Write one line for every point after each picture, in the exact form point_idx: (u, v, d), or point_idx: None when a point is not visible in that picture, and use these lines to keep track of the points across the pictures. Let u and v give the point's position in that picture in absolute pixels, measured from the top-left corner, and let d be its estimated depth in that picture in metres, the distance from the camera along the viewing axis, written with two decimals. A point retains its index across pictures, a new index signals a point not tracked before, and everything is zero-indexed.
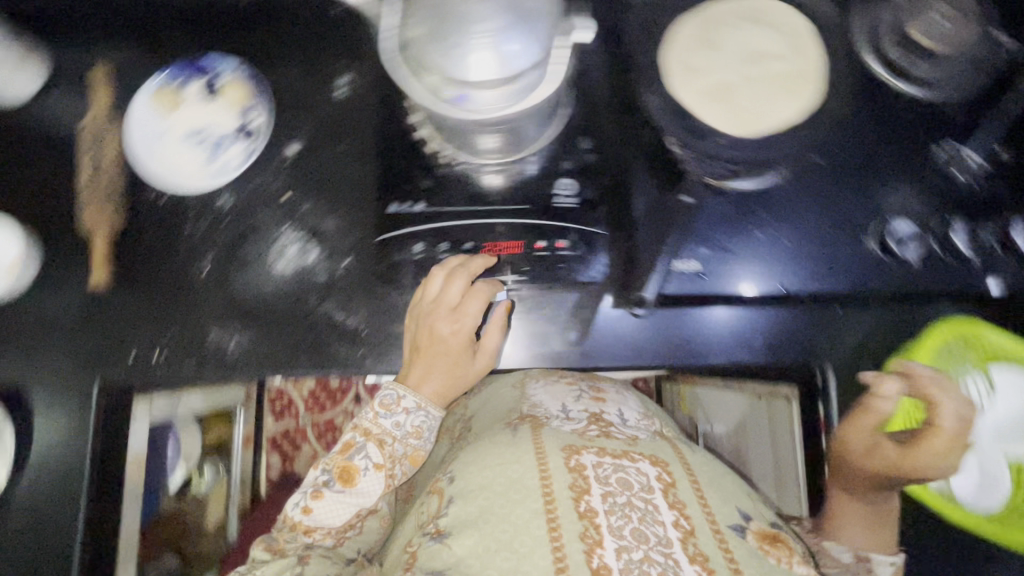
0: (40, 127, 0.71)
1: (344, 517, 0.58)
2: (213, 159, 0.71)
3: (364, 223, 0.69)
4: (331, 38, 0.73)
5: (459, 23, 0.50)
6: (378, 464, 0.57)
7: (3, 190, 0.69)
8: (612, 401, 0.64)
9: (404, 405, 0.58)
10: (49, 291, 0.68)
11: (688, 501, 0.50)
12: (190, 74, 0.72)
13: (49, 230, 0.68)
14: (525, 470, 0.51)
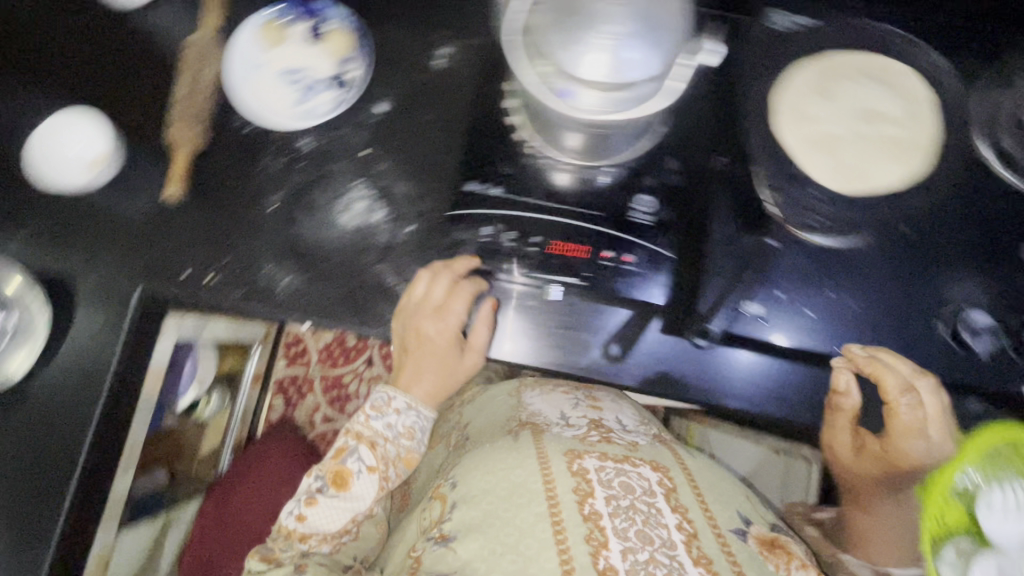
0: (146, 36, 0.72)
1: (336, 521, 0.69)
2: (303, 101, 0.72)
3: (435, 195, 0.70)
4: (442, 8, 0.74)
5: (587, 20, 0.49)
6: (371, 466, 0.67)
7: (100, 86, 0.70)
8: (607, 409, 0.86)
9: (395, 407, 0.67)
10: (122, 194, 0.69)
11: (688, 505, 0.64)
12: (299, 15, 0.73)
13: (135, 135, 0.70)
14: (531, 475, 0.66)
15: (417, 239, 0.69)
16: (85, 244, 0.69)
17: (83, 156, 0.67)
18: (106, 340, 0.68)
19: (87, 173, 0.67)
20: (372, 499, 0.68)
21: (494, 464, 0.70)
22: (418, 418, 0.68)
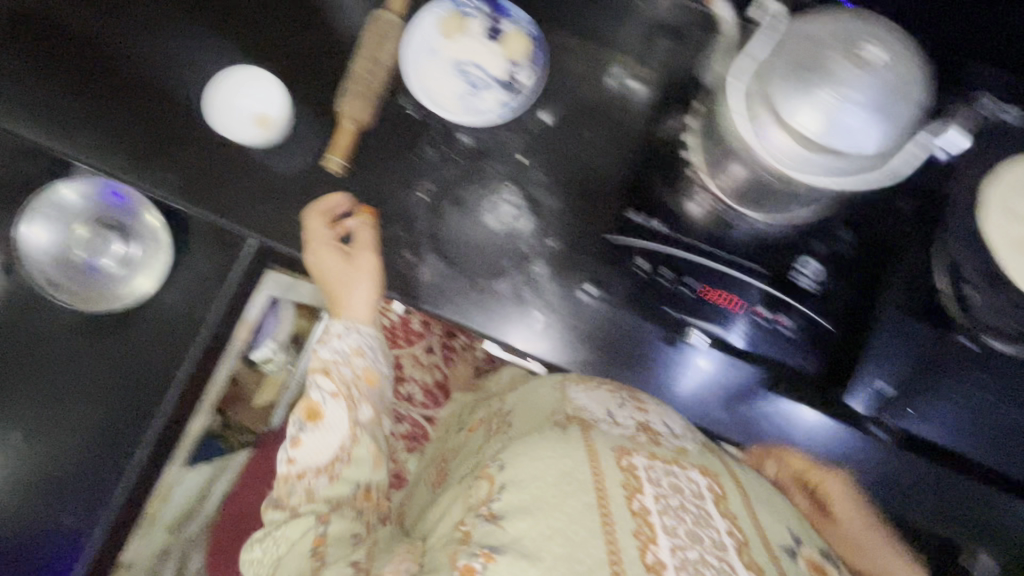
0: (335, 9, 0.75)
1: (331, 446, 0.63)
2: (468, 95, 0.71)
3: (583, 215, 0.70)
4: (624, 32, 0.73)
5: (830, 83, 0.47)
6: (334, 392, 0.64)
7: (286, 53, 0.73)
8: (655, 411, 0.63)
9: (336, 332, 0.68)
10: (282, 154, 0.71)
11: (740, 514, 0.51)
12: (482, 11, 0.73)
13: (309, 105, 0.73)
14: (576, 464, 0.50)
15: (557, 254, 0.69)
16: (237, 194, 0.70)
17: (257, 114, 0.69)
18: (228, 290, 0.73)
19: (256, 130, 0.69)
20: (348, 425, 0.64)
21: (536, 447, 0.52)
22: (364, 336, 0.69)
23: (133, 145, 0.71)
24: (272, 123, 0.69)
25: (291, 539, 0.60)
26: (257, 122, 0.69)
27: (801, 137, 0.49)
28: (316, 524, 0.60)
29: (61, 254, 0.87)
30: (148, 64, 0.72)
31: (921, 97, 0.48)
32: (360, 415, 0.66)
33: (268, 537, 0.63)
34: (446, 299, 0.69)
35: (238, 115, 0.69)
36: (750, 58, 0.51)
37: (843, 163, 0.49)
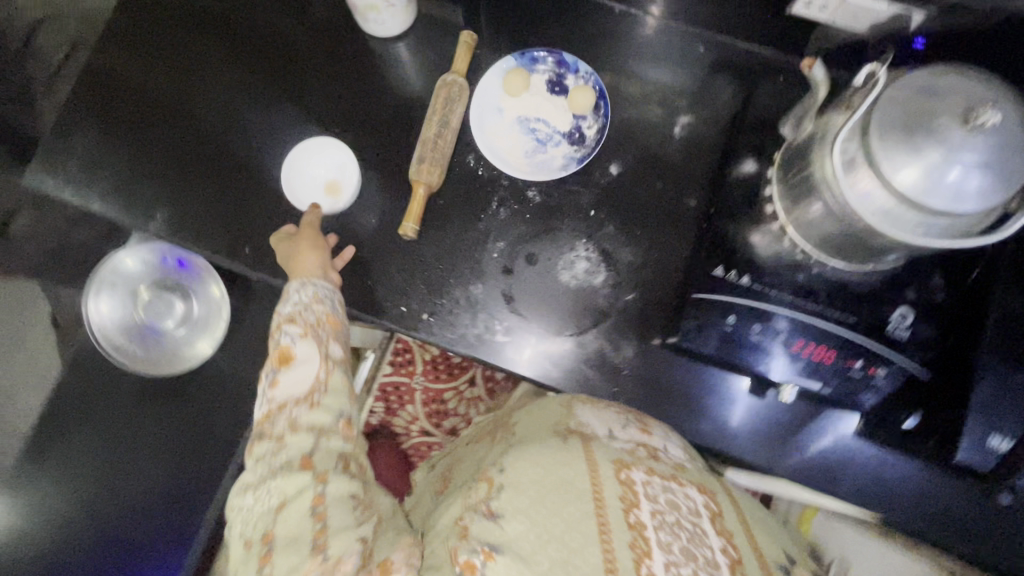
0: (398, 76, 0.77)
1: (307, 380, 0.64)
2: (536, 151, 0.72)
3: (658, 268, 0.69)
4: (689, 81, 0.73)
5: (937, 145, 0.46)
6: (302, 333, 0.65)
7: (357, 124, 0.76)
8: (657, 432, 0.63)
9: (293, 287, 0.66)
10: (354, 222, 0.73)
11: (734, 531, 0.52)
12: (546, 66, 0.73)
13: (380, 173, 0.74)
14: (577, 474, 0.51)
15: (636, 308, 0.69)
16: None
17: (330, 180, 0.73)
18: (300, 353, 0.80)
19: (331, 198, 0.73)
20: (320, 362, 0.65)
21: (540, 453, 0.54)
22: (324, 285, 0.67)
23: (214, 222, 0.75)
24: (341, 190, 0.73)
25: (288, 494, 0.58)
26: (328, 187, 0.73)
27: (898, 194, 0.49)
28: (315, 484, 0.58)
29: (128, 321, 0.88)
30: (221, 143, 0.77)
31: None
32: (331, 353, 0.66)
33: (264, 486, 0.60)
34: (525, 359, 0.69)
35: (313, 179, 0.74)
36: (848, 114, 0.51)
37: (926, 223, 0.50)
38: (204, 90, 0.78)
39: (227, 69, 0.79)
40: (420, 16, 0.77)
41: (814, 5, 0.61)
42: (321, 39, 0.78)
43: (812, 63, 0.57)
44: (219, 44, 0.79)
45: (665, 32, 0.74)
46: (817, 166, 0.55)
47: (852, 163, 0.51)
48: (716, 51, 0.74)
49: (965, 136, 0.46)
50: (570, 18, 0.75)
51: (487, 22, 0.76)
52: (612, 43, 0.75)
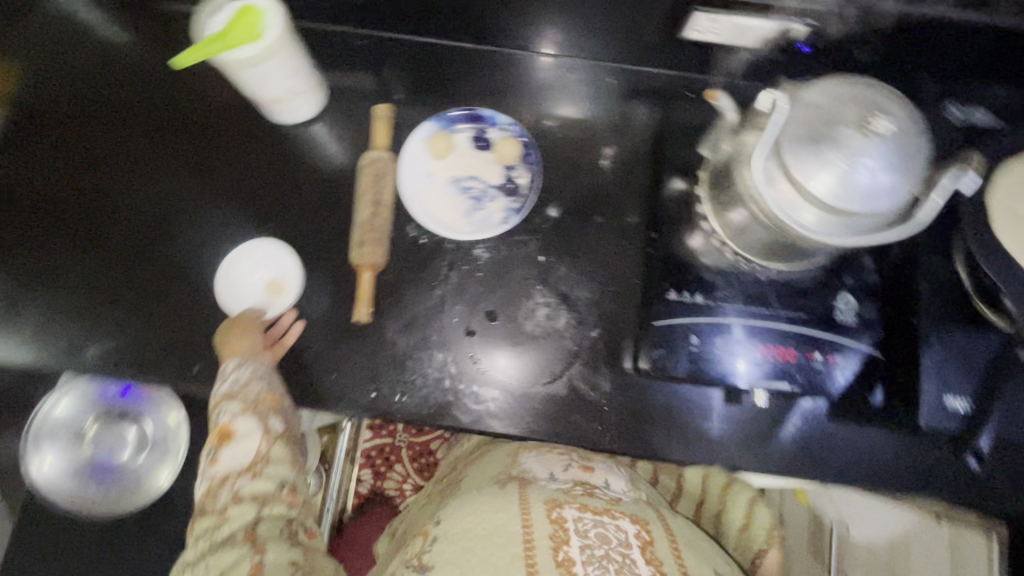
0: (319, 158, 0.75)
1: (248, 455, 0.61)
2: (474, 209, 0.72)
3: (615, 298, 0.70)
4: (605, 112, 0.76)
5: (845, 154, 0.50)
6: (242, 410, 0.62)
7: (288, 214, 0.73)
8: (599, 470, 0.68)
9: (230, 367, 0.64)
10: (303, 316, 0.70)
11: (665, 559, 0.53)
12: (467, 124, 0.74)
13: (322, 259, 0.72)
14: (509, 517, 0.53)
15: (603, 342, 0.69)
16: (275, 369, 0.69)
17: (272, 281, 0.71)
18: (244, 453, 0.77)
19: (272, 294, 0.71)
20: (261, 436, 0.62)
21: (479, 504, 0.57)
22: (263, 363, 0.65)
23: (152, 345, 0.70)
24: (282, 293, 0.71)
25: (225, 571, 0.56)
26: (268, 288, 0.71)
27: (817, 202, 0.52)
28: (252, 555, 0.56)
29: (80, 464, 0.82)
30: (145, 260, 0.73)
31: (927, 149, 0.51)
32: (273, 429, 0.62)
33: (200, 566, 0.57)
34: (506, 418, 0.68)
35: (250, 278, 0.71)
36: (760, 137, 0.54)
37: (852, 221, 0.52)
38: (116, 208, 0.74)
39: (136, 182, 0.75)
40: (331, 95, 0.76)
41: (706, 30, 0.65)
42: (233, 135, 0.76)
43: (715, 94, 0.60)
44: (123, 157, 0.76)
45: (574, 70, 0.76)
46: (740, 183, 0.58)
47: (773, 178, 0.53)
48: (626, 79, 0.76)
49: (866, 142, 0.50)
50: (481, 72, 0.76)
51: (400, 90, 0.76)
52: (525, 89, 0.77)
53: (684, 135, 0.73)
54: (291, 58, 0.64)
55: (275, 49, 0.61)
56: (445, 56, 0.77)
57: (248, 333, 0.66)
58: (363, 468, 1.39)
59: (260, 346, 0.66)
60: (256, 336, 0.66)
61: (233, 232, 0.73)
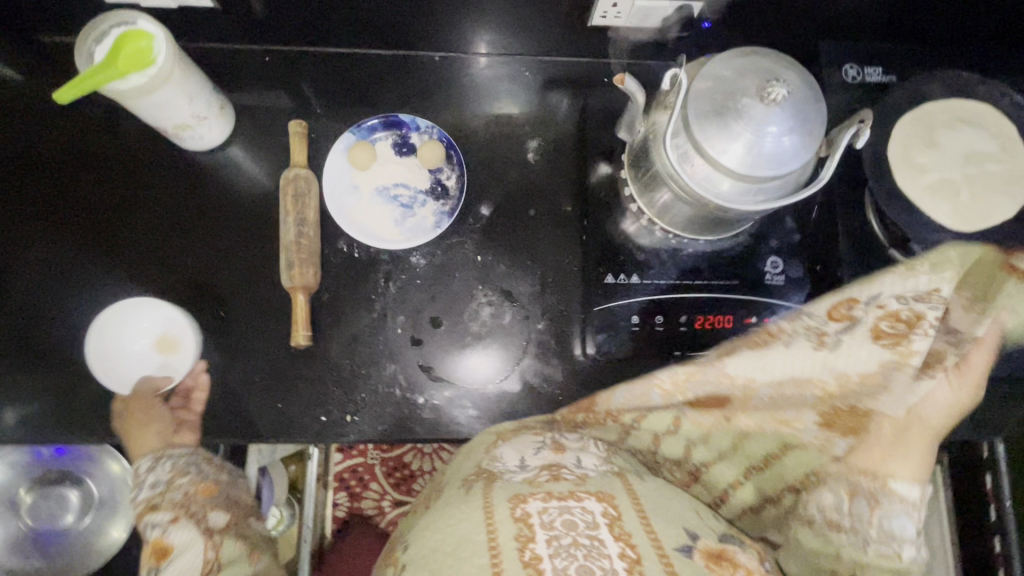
0: (237, 183, 0.72)
1: (196, 562, 0.58)
2: (405, 217, 0.71)
3: (556, 287, 0.71)
4: (525, 104, 0.76)
5: (749, 122, 0.52)
6: (173, 519, 0.60)
7: (212, 243, 0.70)
8: (572, 449, 0.57)
9: (145, 471, 0.63)
10: (239, 347, 0.68)
11: (634, 532, 0.46)
12: (387, 132, 0.73)
13: (253, 286, 0.70)
14: (473, 527, 0.46)
15: (550, 333, 0.69)
16: (219, 405, 0.66)
17: (161, 342, 0.67)
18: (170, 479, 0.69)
19: (167, 354, 0.67)
20: (203, 541, 0.59)
21: (439, 517, 0.50)
22: (184, 457, 0.64)
23: (81, 398, 0.66)
24: (175, 349, 0.67)
25: None
26: (159, 350, 0.67)
27: (729, 172, 0.54)
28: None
29: (16, 533, 0.77)
30: (60, 313, 0.68)
31: (824, 109, 0.53)
32: (212, 525, 0.60)
33: None
34: (463, 421, 0.67)
35: (134, 347, 0.67)
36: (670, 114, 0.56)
37: (764, 186, 0.54)
38: (18, 261, 0.69)
39: (37, 231, 0.70)
40: (241, 117, 0.74)
41: (609, 14, 0.65)
42: (139, 170, 0.72)
43: (622, 76, 0.58)
44: (19, 206, 0.70)
45: (488, 66, 0.76)
46: (659, 161, 0.59)
47: (687, 156, 0.55)
48: (541, 71, 0.76)
49: (768, 109, 0.52)
50: (394, 78, 0.75)
51: (314, 105, 0.74)
52: (442, 90, 0.76)
53: (604, 119, 0.74)
54: (188, 82, 0.61)
55: (169, 74, 0.58)
56: (357, 65, 0.75)
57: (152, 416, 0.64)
58: (337, 492, 1.36)
59: (172, 429, 0.64)
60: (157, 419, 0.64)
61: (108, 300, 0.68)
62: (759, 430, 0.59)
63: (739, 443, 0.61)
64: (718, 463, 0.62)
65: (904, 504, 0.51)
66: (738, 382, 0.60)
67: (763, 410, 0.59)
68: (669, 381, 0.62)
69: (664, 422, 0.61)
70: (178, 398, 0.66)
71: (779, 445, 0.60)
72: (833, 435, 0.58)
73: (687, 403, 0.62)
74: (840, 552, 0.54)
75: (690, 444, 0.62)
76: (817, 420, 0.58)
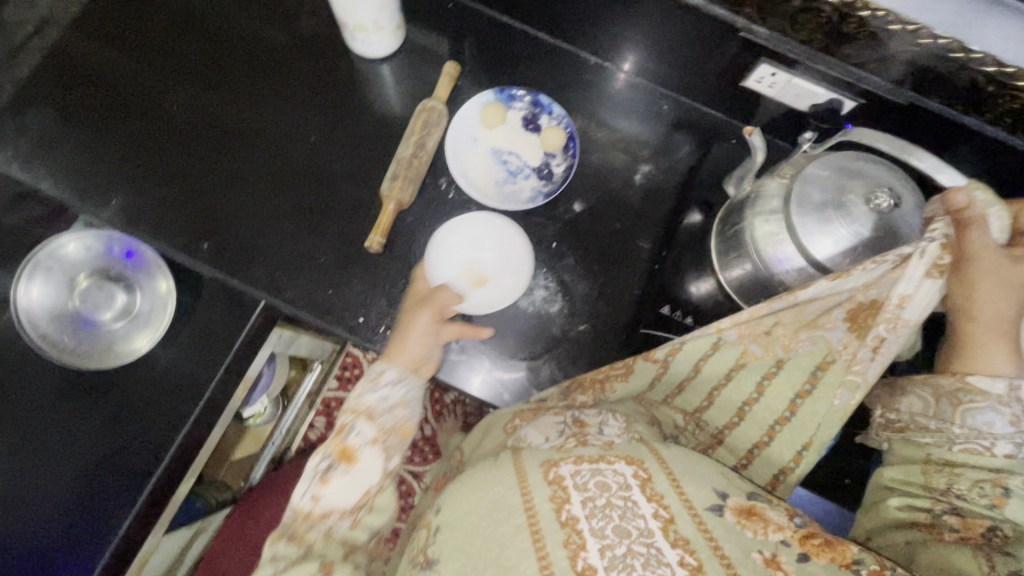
0: (376, 98, 0.79)
1: (357, 493, 0.59)
2: (506, 182, 0.76)
3: (612, 300, 0.73)
4: (651, 132, 0.80)
5: (842, 217, 0.54)
6: (373, 439, 0.60)
7: (336, 137, 0.77)
8: (595, 421, 0.59)
9: (388, 379, 0.62)
10: (320, 234, 0.73)
11: (665, 492, 0.48)
12: (523, 104, 0.78)
13: (356, 188, 0.76)
14: (507, 490, 0.50)
15: (589, 336, 0.72)
16: (282, 274, 0.72)
17: (479, 278, 0.71)
18: (228, 335, 0.81)
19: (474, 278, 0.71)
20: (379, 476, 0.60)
21: (471, 482, 0.54)
22: (414, 389, 0.64)
23: (175, 215, 0.73)
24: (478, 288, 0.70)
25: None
26: (472, 284, 0.71)
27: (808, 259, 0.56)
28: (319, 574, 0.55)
29: (59, 308, 0.85)
30: (190, 144, 0.76)
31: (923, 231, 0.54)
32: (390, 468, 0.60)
33: None
34: (457, 368, 0.70)
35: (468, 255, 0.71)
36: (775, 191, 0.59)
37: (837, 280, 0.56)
38: (177, 86, 0.78)
39: (202, 64, 0.79)
40: (406, 43, 0.81)
41: (764, 81, 0.68)
42: (304, 53, 0.80)
43: (752, 130, 0.62)
44: (198, 42, 0.80)
45: (631, 89, 0.81)
46: (749, 228, 0.61)
47: (773, 238, 0.58)
48: (676, 109, 0.81)
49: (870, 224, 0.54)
50: (546, 66, 0.81)
51: (468, 59, 0.81)
52: (583, 92, 0.81)
53: (716, 174, 0.78)
54: None
55: None
56: (519, 41, 0.81)
57: (422, 287, 0.68)
58: (318, 415, 1.38)
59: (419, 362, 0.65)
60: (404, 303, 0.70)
61: (480, 216, 0.73)
62: (779, 350, 0.60)
63: (771, 373, 0.61)
64: (757, 397, 0.62)
65: (991, 399, 0.51)
66: (805, 304, 0.56)
67: (797, 328, 0.59)
68: (729, 322, 0.58)
69: (703, 348, 0.61)
70: (250, 253, 0.72)
71: (816, 366, 0.60)
72: (861, 338, 0.57)
73: (744, 337, 0.60)
74: (931, 456, 0.55)
75: (724, 375, 0.62)
76: (842, 318, 0.57)
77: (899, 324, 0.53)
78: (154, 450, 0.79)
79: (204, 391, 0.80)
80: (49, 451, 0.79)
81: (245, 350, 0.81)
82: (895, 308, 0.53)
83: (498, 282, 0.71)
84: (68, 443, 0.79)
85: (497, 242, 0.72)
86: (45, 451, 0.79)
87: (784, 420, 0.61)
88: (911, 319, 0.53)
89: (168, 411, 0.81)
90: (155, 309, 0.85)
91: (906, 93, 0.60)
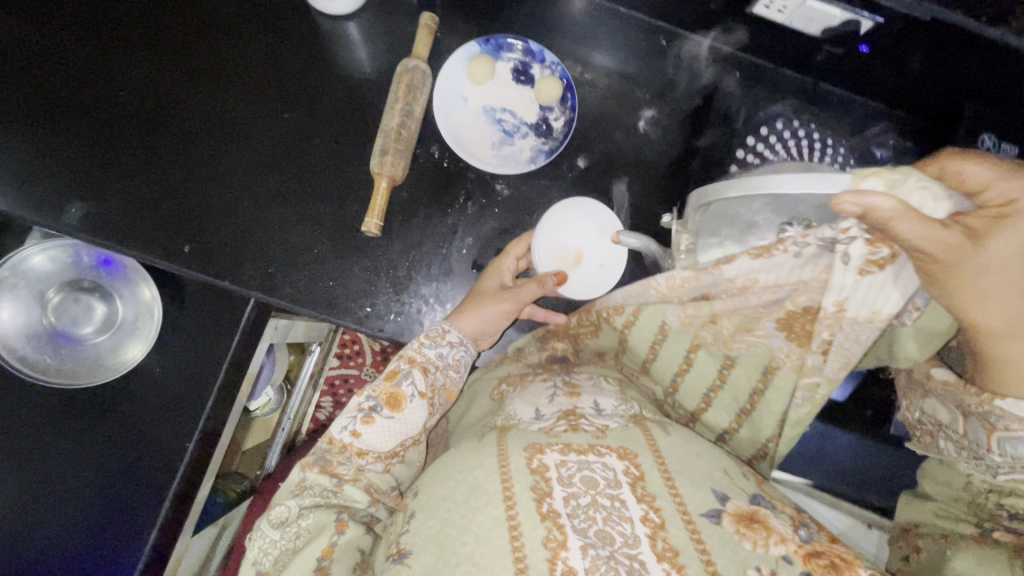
0: (344, 60, 0.71)
1: (393, 440, 0.57)
2: (503, 143, 0.71)
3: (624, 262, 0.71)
4: (652, 71, 0.74)
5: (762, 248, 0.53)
6: (422, 391, 0.58)
7: (313, 112, 0.70)
8: (587, 392, 0.57)
9: (449, 339, 0.61)
10: (290, 224, 0.68)
11: (658, 494, 0.45)
12: (514, 53, 0.71)
13: (332, 167, 0.69)
14: (486, 475, 0.47)
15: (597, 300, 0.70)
16: (259, 271, 0.67)
17: (576, 257, 0.68)
18: (218, 334, 0.77)
19: (570, 258, 0.68)
20: (420, 429, 0.59)
21: (450, 465, 0.50)
22: (467, 354, 0.62)
23: (149, 218, 0.66)
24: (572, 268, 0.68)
25: (309, 532, 0.52)
26: (569, 264, 0.68)
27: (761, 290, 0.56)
28: (333, 531, 0.52)
29: (35, 328, 0.78)
30: (145, 132, 0.68)
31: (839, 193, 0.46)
32: (427, 425, 0.60)
33: (295, 555, 0.51)
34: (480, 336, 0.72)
35: (570, 237, 0.68)
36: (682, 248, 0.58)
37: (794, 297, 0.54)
38: (122, 65, 0.69)
39: (151, 39, 0.69)
40: None
41: (773, 7, 0.63)
42: (263, 15, 0.71)
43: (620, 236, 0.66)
44: (140, 10, 0.70)
45: (625, 21, 0.74)
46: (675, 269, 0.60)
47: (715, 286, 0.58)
48: (680, 43, 0.74)
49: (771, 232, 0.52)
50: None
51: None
52: (580, 32, 0.74)
53: (722, 115, 0.73)
54: None
55: None
56: None
57: (510, 261, 0.66)
58: (324, 395, 1.38)
59: (484, 325, 0.64)
60: (481, 278, 0.67)
61: (590, 203, 0.69)
62: (725, 347, 0.60)
63: (727, 365, 0.61)
64: (719, 383, 0.62)
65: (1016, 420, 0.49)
66: (738, 295, 0.55)
67: (738, 330, 0.58)
68: (665, 286, 0.57)
69: (650, 331, 0.61)
70: (224, 250, 0.67)
71: (762, 369, 0.59)
72: (804, 346, 0.55)
73: (688, 324, 0.60)
74: (974, 481, 0.58)
75: (685, 361, 0.62)
76: (775, 327, 0.56)
77: (842, 324, 0.52)
78: (141, 460, 0.75)
79: (196, 396, 0.76)
80: (49, 463, 0.74)
81: (244, 349, 0.78)
82: (833, 312, 0.52)
83: (592, 266, 0.69)
84: (49, 456, 0.75)
85: (598, 225, 0.69)
86: (34, 466, 0.74)
87: (746, 412, 0.62)
88: (858, 314, 0.51)
89: (155, 416, 0.76)
90: (140, 314, 0.80)
91: (927, 8, 0.54)
